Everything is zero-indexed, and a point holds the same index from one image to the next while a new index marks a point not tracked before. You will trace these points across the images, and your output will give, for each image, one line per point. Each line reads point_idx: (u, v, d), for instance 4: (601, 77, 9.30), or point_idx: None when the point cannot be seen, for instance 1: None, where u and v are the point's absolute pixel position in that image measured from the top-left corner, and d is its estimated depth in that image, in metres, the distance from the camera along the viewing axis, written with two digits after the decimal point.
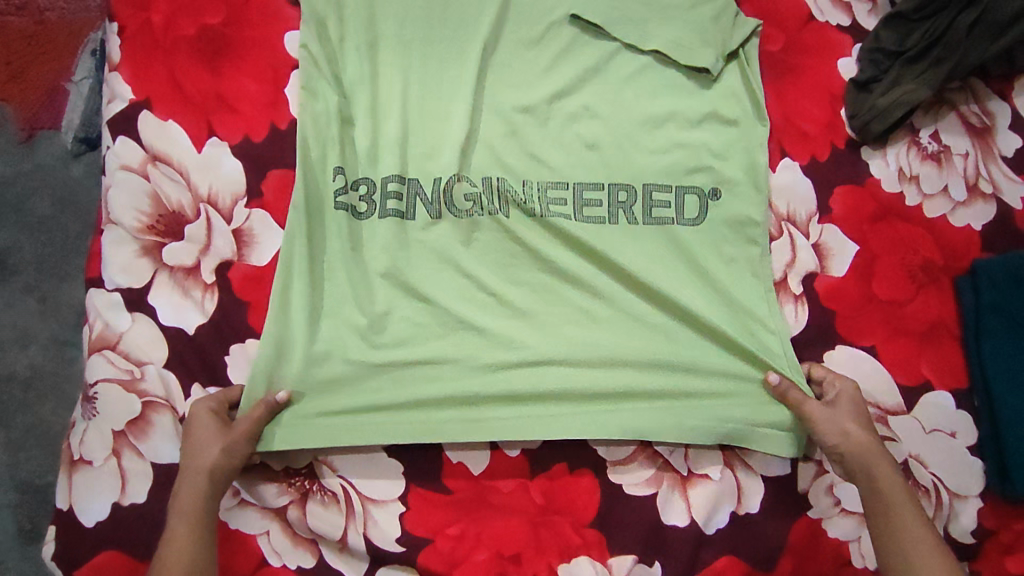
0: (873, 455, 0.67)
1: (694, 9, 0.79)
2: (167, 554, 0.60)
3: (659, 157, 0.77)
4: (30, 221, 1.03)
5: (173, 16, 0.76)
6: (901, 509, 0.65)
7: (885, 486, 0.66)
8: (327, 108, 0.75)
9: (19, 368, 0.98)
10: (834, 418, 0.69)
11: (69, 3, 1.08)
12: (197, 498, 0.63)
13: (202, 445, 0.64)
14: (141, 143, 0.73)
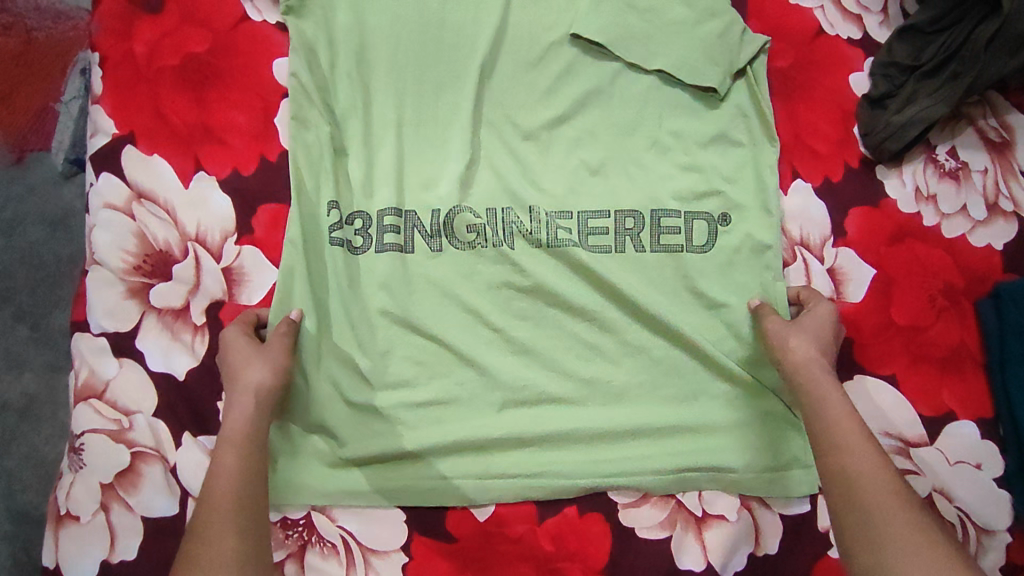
0: (819, 379, 0.64)
1: (698, 25, 0.75)
2: (218, 476, 0.57)
3: (667, 182, 0.74)
4: (22, 245, 1.00)
5: (157, 45, 0.73)
6: (847, 433, 0.60)
7: (830, 413, 0.62)
8: (320, 139, 0.72)
9: (13, 396, 0.95)
10: (789, 334, 0.67)
11: (57, 22, 1.04)
12: (245, 421, 0.61)
13: (244, 365, 0.63)
14: (125, 178, 0.70)
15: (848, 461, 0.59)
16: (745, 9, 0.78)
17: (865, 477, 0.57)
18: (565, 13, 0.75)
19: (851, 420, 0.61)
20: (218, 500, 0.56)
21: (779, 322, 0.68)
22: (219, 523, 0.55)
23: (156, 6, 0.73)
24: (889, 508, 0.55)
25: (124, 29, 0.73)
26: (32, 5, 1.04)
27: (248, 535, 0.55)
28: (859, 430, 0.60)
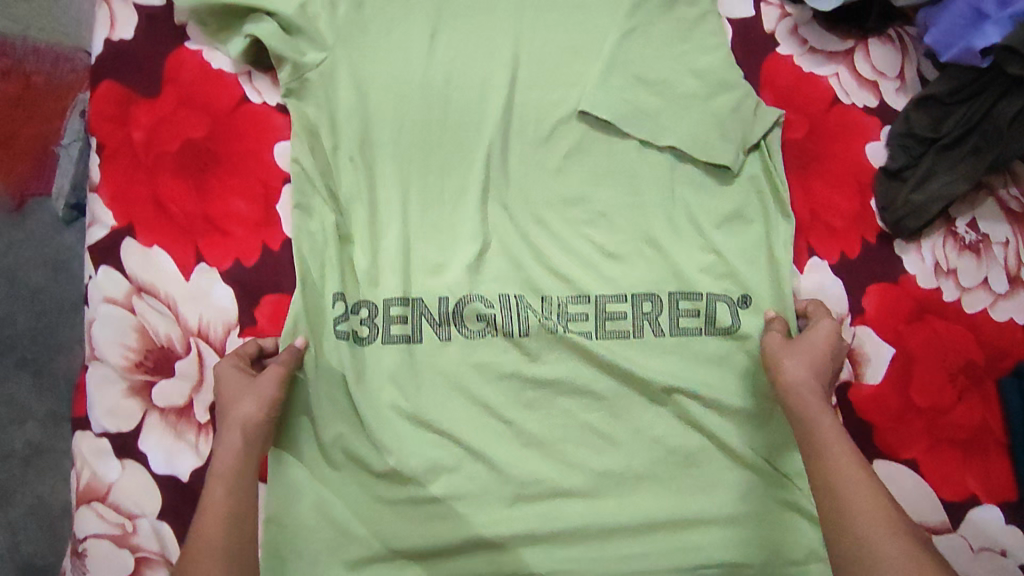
0: (811, 404, 0.62)
1: (711, 98, 0.73)
2: (205, 516, 0.57)
3: (682, 263, 0.72)
4: (23, 292, 0.97)
5: (155, 131, 0.71)
6: (838, 461, 0.57)
7: (822, 440, 0.59)
8: (323, 227, 0.70)
9: (16, 446, 0.93)
10: (786, 356, 0.65)
11: (56, 65, 1.01)
12: (232, 458, 0.60)
13: (233, 400, 0.62)
14: (125, 273, 0.68)
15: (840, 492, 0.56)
16: (759, 78, 0.75)
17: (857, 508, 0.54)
18: (573, 88, 0.73)
19: (843, 448, 0.58)
20: (205, 541, 0.56)
21: (778, 342, 0.67)
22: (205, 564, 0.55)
23: (154, 90, 0.71)
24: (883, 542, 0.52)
25: (122, 115, 0.71)
26: (31, 48, 1.01)
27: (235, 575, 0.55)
28: (849, 457, 0.58)
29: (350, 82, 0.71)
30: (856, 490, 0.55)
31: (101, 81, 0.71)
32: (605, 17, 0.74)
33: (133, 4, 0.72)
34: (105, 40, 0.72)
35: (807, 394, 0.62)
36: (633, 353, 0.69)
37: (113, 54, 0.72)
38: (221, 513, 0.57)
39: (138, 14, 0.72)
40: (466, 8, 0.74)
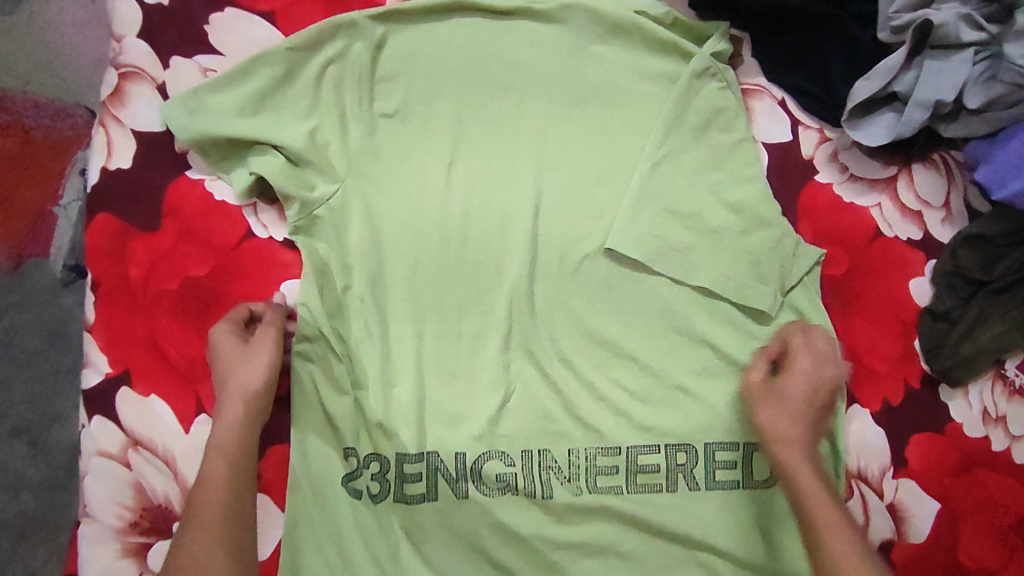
0: (801, 458, 0.59)
1: (747, 234, 0.68)
2: (201, 494, 0.57)
3: (719, 411, 0.66)
4: None
5: (153, 267, 0.67)
6: (830, 519, 0.54)
7: (811, 498, 0.56)
8: (331, 373, 0.66)
9: None
10: (769, 405, 0.61)
11: None
12: (233, 430, 0.60)
13: (234, 368, 0.62)
14: (121, 424, 0.64)
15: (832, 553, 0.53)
16: (795, 209, 0.70)
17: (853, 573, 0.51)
18: (601, 220, 0.69)
19: (831, 503, 0.56)
20: (202, 515, 0.56)
21: (755, 386, 0.63)
22: (198, 541, 0.54)
23: (152, 224, 0.67)
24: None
25: (118, 250, 0.67)
26: None
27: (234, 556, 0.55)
28: (841, 512, 0.55)
29: (362, 217, 0.67)
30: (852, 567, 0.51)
31: (97, 213, 0.67)
32: (634, 143, 0.70)
33: (132, 129, 0.69)
34: (102, 168, 0.68)
35: (790, 448, 0.59)
36: (662, 509, 0.65)
37: (111, 184, 0.68)
38: (221, 491, 0.57)
39: (136, 140, 0.68)
40: (486, 133, 0.69)
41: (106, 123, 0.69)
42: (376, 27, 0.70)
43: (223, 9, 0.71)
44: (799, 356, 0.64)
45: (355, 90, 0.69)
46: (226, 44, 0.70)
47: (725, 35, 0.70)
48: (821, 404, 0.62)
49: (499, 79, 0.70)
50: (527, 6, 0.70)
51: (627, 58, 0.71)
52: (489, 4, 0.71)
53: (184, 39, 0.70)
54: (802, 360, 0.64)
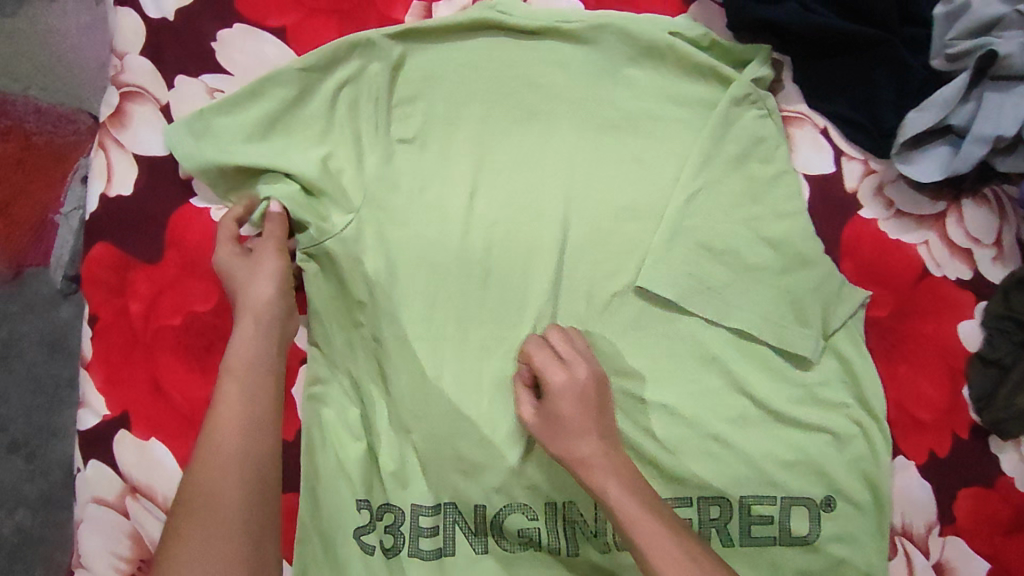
0: (608, 486, 0.52)
1: (787, 273, 0.64)
2: (218, 418, 0.54)
3: (754, 461, 0.62)
4: (17, 367, 0.90)
5: (154, 301, 0.63)
6: (666, 555, 0.49)
7: (645, 541, 0.50)
8: (342, 418, 0.62)
9: (5, 534, 0.87)
10: (549, 433, 0.55)
11: (58, 125, 0.91)
12: (248, 350, 0.57)
13: (245, 284, 0.60)
14: (118, 470, 0.61)
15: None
16: (837, 246, 0.66)
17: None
18: (631, 256, 0.64)
19: (668, 537, 0.50)
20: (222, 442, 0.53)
21: (532, 419, 0.57)
22: (223, 474, 0.52)
23: (153, 255, 0.63)
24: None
25: (118, 282, 0.63)
26: (31, 106, 0.92)
27: (255, 488, 0.53)
28: (675, 547, 0.50)
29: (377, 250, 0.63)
30: None
31: (96, 242, 0.64)
32: (667, 174, 0.65)
33: (134, 153, 0.65)
34: (101, 194, 0.64)
35: (598, 470, 0.53)
36: None
37: (110, 212, 0.64)
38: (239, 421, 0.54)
39: (137, 165, 0.64)
40: (509, 161, 0.65)
41: (105, 145, 0.65)
42: (394, 46, 0.65)
43: (232, 25, 0.67)
44: (548, 369, 0.56)
45: (372, 114, 0.65)
46: (235, 63, 0.66)
47: (767, 59, 0.66)
48: (593, 400, 0.55)
49: (525, 103, 0.66)
50: (556, 25, 0.66)
51: (660, 83, 0.66)
52: (514, 23, 0.66)
53: (190, 58, 0.66)
54: (569, 368, 0.56)
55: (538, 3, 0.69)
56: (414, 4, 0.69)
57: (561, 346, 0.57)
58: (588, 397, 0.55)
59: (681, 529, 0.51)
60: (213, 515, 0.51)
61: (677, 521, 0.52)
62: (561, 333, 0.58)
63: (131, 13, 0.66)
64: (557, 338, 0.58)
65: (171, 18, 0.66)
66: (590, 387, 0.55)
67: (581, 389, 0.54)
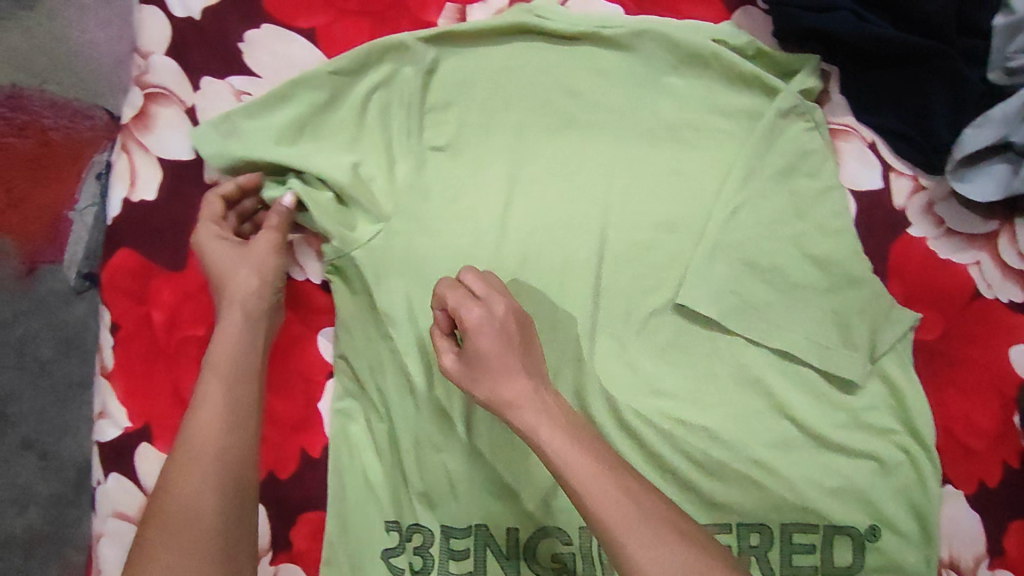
0: (542, 433, 0.47)
1: (832, 292, 0.62)
2: (197, 418, 0.52)
3: (796, 488, 0.60)
4: None
5: (177, 310, 0.61)
6: (608, 503, 0.45)
7: (589, 487, 0.45)
8: (370, 434, 0.59)
9: None
10: (475, 381, 0.49)
11: None
12: (233, 342, 0.55)
13: (229, 270, 0.58)
14: (140, 484, 0.59)
15: (618, 536, 0.44)
16: (884, 265, 0.64)
17: (647, 562, 0.44)
18: (671, 272, 0.62)
19: (608, 481, 0.45)
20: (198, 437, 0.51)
21: (454, 367, 0.51)
22: (192, 477, 0.50)
23: (177, 263, 0.62)
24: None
25: (141, 291, 0.61)
26: None
27: (226, 496, 0.51)
28: (619, 491, 0.45)
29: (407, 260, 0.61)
30: None
31: (118, 248, 0.62)
32: (709, 187, 0.63)
33: (157, 156, 0.63)
34: (124, 199, 0.62)
35: (533, 413, 0.47)
36: None
37: (133, 217, 0.62)
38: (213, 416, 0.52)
39: (161, 169, 0.62)
40: (546, 171, 0.63)
41: (128, 147, 0.63)
42: (427, 50, 0.63)
43: (260, 26, 0.64)
44: (463, 310, 0.50)
45: (405, 121, 0.63)
46: (262, 64, 0.64)
47: (815, 70, 0.64)
48: (518, 338, 0.50)
49: (563, 112, 0.64)
50: (596, 31, 0.63)
51: (703, 92, 0.64)
52: (553, 28, 0.64)
53: (216, 58, 0.64)
54: (484, 304, 0.50)
55: (577, 7, 0.66)
56: (448, 6, 0.66)
57: (477, 284, 0.51)
58: (507, 331, 0.49)
59: (623, 470, 0.47)
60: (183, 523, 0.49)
61: (620, 463, 0.48)
62: (471, 272, 0.52)
63: (156, 12, 0.64)
64: (469, 278, 0.51)
65: (197, 18, 0.64)
66: (510, 325, 0.50)
67: (503, 330, 0.49)
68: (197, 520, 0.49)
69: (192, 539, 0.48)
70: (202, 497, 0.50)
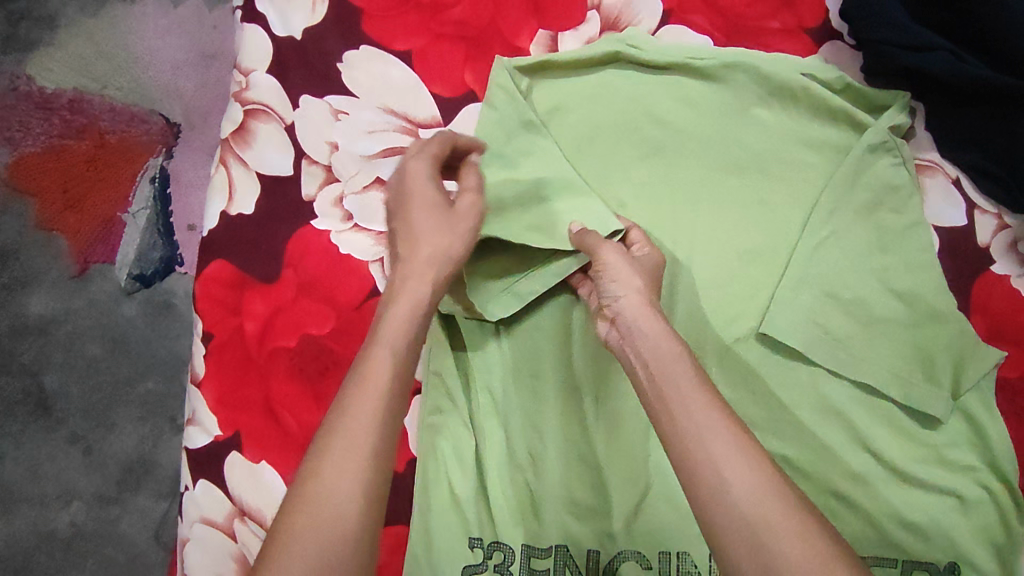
0: (689, 385, 0.44)
1: (913, 326, 0.63)
2: (352, 391, 0.45)
3: (876, 523, 0.60)
4: (80, 362, 1.03)
5: (268, 322, 0.62)
6: (704, 415, 0.43)
7: (684, 391, 0.44)
8: (454, 451, 0.60)
9: (61, 526, 1.01)
10: (622, 269, 0.54)
11: (130, 125, 1.04)
12: (405, 307, 0.50)
13: (427, 233, 0.54)
14: (228, 491, 0.60)
15: (716, 460, 0.41)
16: (965, 300, 0.64)
17: (737, 483, 0.40)
18: (753, 301, 0.63)
19: (744, 446, 0.41)
20: (358, 408, 0.44)
21: (613, 255, 0.55)
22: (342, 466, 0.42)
23: (272, 275, 0.63)
24: (808, 563, 0.37)
25: (234, 301, 0.63)
26: (106, 106, 1.05)
27: (372, 502, 0.42)
28: (753, 459, 0.41)
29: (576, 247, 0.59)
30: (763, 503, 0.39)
31: (214, 259, 0.64)
32: (793, 219, 0.64)
33: (256, 170, 0.65)
34: (223, 211, 0.64)
35: (657, 329, 0.49)
36: None
37: (231, 228, 0.64)
38: (375, 382, 0.46)
39: (259, 183, 0.65)
40: (634, 197, 0.64)
41: (226, 161, 0.65)
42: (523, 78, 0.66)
43: (357, 46, 0.66)
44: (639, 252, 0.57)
45: (498, 141, 0.63)
46: (360, 85, 0.66)
47: (905, 107, 0.65)
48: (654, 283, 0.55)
49: (651, 139, 0.65)
50: (686, 62, 0.65)
51: (789, 127, 0.66)
52: (643, 58, 0.66)
53: (316, 77, 0.66)
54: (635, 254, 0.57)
55: (665, 38, 0.68)
56: (540, 34, 0.68)
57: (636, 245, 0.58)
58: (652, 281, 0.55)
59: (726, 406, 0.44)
60: (329, 506, 0.41)
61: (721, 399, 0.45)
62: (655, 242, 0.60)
63: (260, 31, 0.67)
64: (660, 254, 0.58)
65: (299, 37, 0.67)
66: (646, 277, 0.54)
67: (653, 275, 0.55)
68: (338, 510, 0.41)
69: (335, 543, 0.40)
70: (346, 489, 0.42)
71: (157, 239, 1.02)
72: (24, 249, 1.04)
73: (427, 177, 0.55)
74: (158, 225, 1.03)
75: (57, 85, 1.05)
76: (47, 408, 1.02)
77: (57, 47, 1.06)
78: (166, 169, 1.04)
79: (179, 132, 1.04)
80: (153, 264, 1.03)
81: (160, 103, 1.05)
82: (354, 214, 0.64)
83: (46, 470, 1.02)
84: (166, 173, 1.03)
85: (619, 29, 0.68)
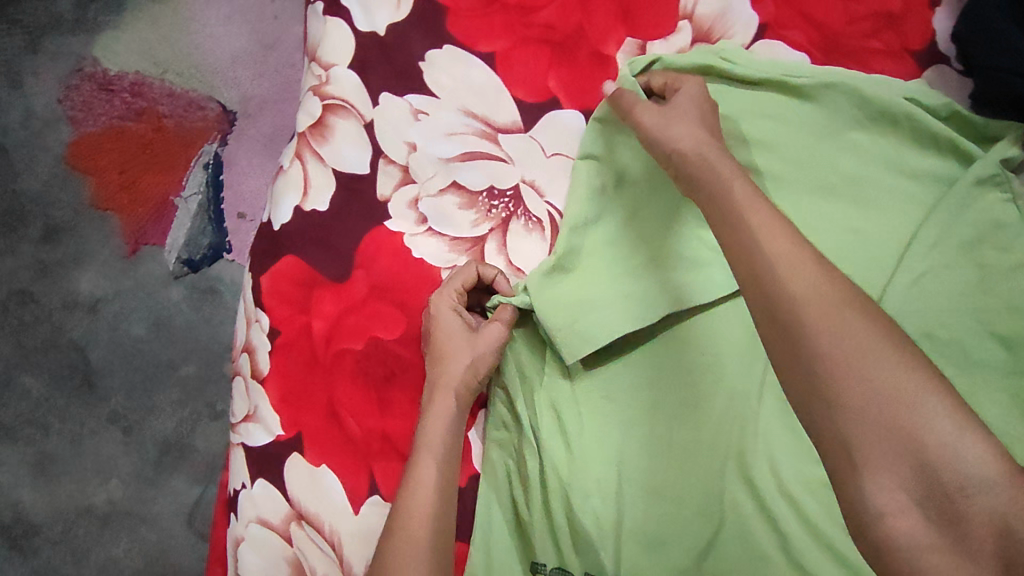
0: (739, 201, 0.44)
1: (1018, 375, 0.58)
2: (408, 502, 0.52)
3: None
4: (125, 342, 1.04)
5: (338, 322, 0.61)
6: (752, 221, 0.42)
7: (733, 208, 0.44)
8: (515, 467, 0.59)
9: (98, 501, 1.01)
10: (665, 121, 0.53)
11: (188, 109, 1.05)
12: (442, 428, 0.55)
13: (453, 358, 0.57)
14: (286, 493, 0.59)
15: (765, 260, 0.40)
16: None
17: (785, 280, 0.39)
18: None
19: (790, 249, 0.40)
20: (411, 512, 0.51)
21: (649, 115, 0.54)
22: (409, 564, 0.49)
23: (343, 274, 0.62)
24: (851, 364, 0.35)
25: (302, 298, 0.62)
26: (166, 91, 1.05)
27: None
28: (800, 258, 0.39)
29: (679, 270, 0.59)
30: (802, 295, 0.38)
31: (285, 255, 0.63)
32: (887, 249, 0.61)
33: (331, 166, 0.63)
34: (296, 207, 0.63)
35: (705, 147, 0.49)
36: None
37: (303, 224, 0.63)
38: (425, 487, 0.53)
39: (335, 180, 0.63)
40: None
41: (302, 155, 0.64)
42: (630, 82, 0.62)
43: (441, 45, 0.65)
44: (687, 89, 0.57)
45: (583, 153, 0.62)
46: (442, 86, 0.64)
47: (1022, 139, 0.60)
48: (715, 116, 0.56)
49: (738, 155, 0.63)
50: (781, 78, 0.63)
51: (886, 151, 0.62)
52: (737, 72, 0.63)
53: (397, 75, 0.65)
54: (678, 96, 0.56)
55: (760, 52, 0.65)
56: (628, 42, 0.65)
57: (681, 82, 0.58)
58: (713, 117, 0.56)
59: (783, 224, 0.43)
60: None
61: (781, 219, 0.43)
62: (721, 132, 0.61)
63: (341, 25, 0.66)
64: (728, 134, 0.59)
65: (381, 33, 0.65)
66: (703, 116, 0.54)
67: (707, 104, 0.56)
68: None
69: None
70: None
71: (208, 224, 1.03)
72: (78, 227, 1.05)
73: (450, 294, 0.59)
74: (211, 211, 1.03)
75: (120, 66, 1.06)
76: (91, 385, 1.03)
77: (123, 29, 1.06)
78: (219, 156, 1.04)
79: (234, 119, 1.04)
80: (202, 250, 1.03)
81: (220, 91, 1.05)
82: (428, 218, 0.62)
83: (87, 447, 1.02)
84: (219, 160, 1.04)
85: (710, 41, 0.66)
